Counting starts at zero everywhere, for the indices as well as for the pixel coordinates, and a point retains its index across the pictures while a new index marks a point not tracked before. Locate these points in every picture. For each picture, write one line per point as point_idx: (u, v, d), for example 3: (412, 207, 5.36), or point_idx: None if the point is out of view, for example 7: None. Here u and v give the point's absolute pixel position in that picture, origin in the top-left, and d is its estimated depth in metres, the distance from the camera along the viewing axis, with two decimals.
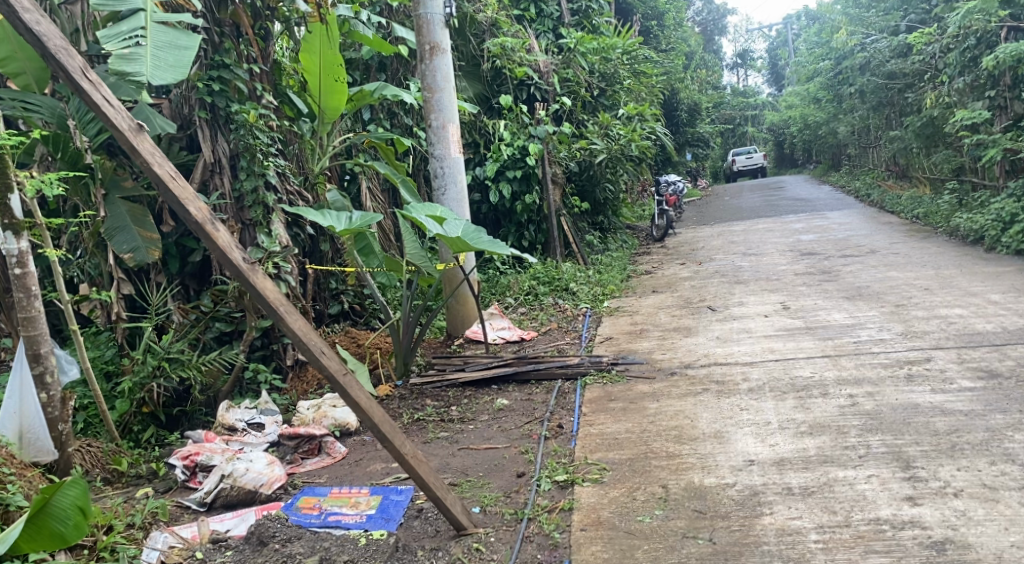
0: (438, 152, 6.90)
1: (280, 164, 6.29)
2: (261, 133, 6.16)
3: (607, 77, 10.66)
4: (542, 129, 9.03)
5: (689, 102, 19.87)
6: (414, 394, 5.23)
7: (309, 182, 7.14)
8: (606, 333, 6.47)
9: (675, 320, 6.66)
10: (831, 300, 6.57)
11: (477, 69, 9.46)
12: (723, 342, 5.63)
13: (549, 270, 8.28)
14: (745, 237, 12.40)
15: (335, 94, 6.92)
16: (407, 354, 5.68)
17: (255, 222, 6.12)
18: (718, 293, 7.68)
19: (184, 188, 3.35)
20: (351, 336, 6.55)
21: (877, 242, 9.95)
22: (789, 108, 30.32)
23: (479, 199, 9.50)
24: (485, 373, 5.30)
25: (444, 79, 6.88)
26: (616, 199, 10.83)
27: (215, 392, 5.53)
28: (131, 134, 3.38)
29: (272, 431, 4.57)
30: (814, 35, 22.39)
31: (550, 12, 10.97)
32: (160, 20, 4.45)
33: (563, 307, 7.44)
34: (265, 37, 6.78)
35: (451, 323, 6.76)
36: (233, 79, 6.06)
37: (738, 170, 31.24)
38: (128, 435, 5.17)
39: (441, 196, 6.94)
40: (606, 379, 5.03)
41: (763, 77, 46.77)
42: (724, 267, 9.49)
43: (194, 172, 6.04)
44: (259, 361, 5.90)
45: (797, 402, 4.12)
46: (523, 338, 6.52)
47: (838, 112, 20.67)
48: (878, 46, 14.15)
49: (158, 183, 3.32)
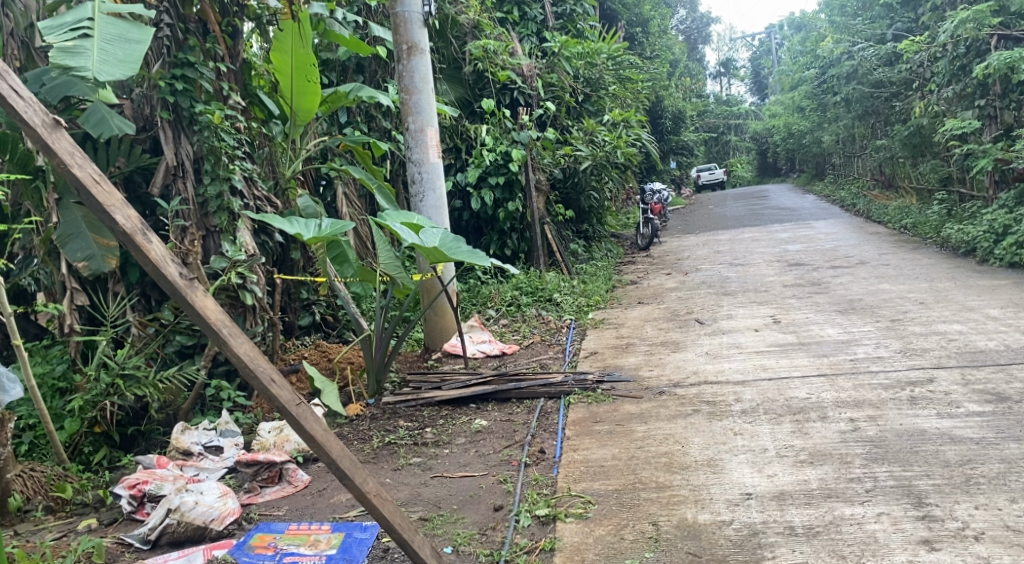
0: (416, 157, 6.60)
1: (247, 168, 5.99)
2: (227, 135, 5.86)
3: (591, 82, 10.41)
4: (525, 135, 8.77)
5: (673, 110, 19.68)
6: (386, 414, 4.92)
7: (280, 187, 6.83)
8: (591, 347, 6.19)
9: (663, 333, 6.39)
10: (824, 314, 6.33)
11: (458, 72, 9.18)
12: (713, 358, 5.37)
13: (533, 280, 7.98)
14: (731, 247, 12.18)
15: (308, 95, 6.71)
16: (380, 371, 5.36)
17: (220, 229, 5.81)
18: (706, 305, 7.43)
19: (109, 193, 3.02)
20: (322, 350, 6.25)
21: (866, 253, 9.74)
22: (771, 118, 30.32)
23: (460, 206, 9.20)
24: (462, 391, 4.99)
25: (422, 81, 6.58)
26: (601, 206, 10.58)
27: (175, 410, 5.21)
28: (44, 130, 3.04)
29: (230, 454, 4.26)
30: (798, 44, 22.34)
31: (534, 15, 10.73)
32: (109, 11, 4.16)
33: (546, 318, 7.15)
34: (234, 35, 6.48)
35: (429, 336, 6.45)
36: (197, 78, 5.74)
37: (704, 186, 31.26)
38: (78, 457, 4.86)
39: (419, 202, 6.64)
40: (591, 399, 4.73)
41: (746, 86, 46.82)
42: (711, 277, 9.26)
43: (156, 175, 5.73)
44: (223, 377, 5.58)
45: (795, 426, 3.85)
46: (504, 352, 6.23)
47: (823, 121, 20.60)
48: (864, 54, 14.00)
49: (79, 189, 2.99)
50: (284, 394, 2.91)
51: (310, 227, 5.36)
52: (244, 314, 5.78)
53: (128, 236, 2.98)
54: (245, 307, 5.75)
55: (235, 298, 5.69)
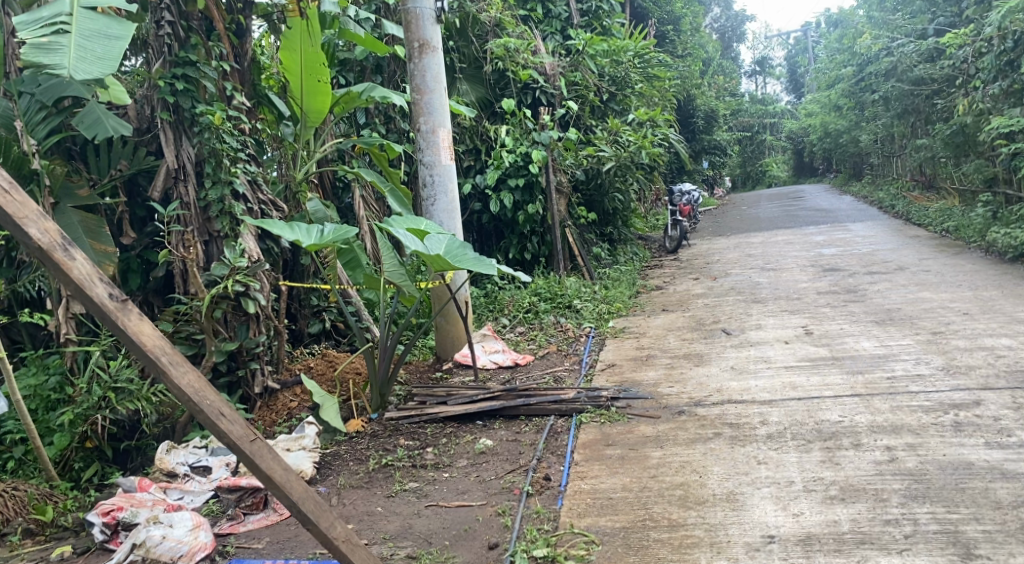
0: (427, 158, 6.33)
1: (251, 170, 5.75)
2: (229, 136, 5.62)
3: (617, 81, 10.05)
4: (546, 135, 8.42)
5: (706, 109, 19.23)
6: (388, 430, 4.64)
7: (290, 191, 6.60)
8: (609, 359, 5.86)
9: (685, 345, 6.04)
10: (859, 325, 5.93)
11: (479, 72, 8.90)
12: (739, 374, 5.01)
13: (552, 286, 7.65)
14: (763, 250, 11.75)
15: (318, 95, 6.47)
16: (383, 385, 5.08)
17: (223, 234, 5.53)
18: (734, 314, 7.05)
19: (20, 203, 2.88)
20: (329, 359, 5.98)
21: (905, 258, 9.27)
22: (808, 117, 29.62)
23: (480, 209, 8.92)
24: (468, 407, 4.70)
25: (435, 80, 6.31)
26: (626, 209, 10.23)
27: (172, 424, 5.00)
28: None
29: (219, 474, 4.03)
30: (836, 41, 21.74)
31: (558, 12, 10.39)
32: (91, 6, 3.94)
33: (564, 326, 6.84)
34: (241, 32, 6.21)
35: (441, 345, 6.19)
36: (199, 78, 5.51)
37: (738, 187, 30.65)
38: (68, 473, 4.68)
39: (430, 206, 6.36)
40: (604, 418, 4.42)
41: (782, 84, 45.96)
42: (740, 283, 8.87)
43: (156, 179, 5.54)
44: (225, 389, 5.44)
45: (826, 455, 3.50)
46: (517, 364, 5.92)
47: (862, 120, 20.01)
48: (904, 50, 13.45)
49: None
50: (235, 431, 2.94)
51: (312, 235, 5.05)
52: (248, 323, 5.46)
53: (45, 254, 2.88)
54: (248, 316, 5.43)
55: (237, 305, 5.39)
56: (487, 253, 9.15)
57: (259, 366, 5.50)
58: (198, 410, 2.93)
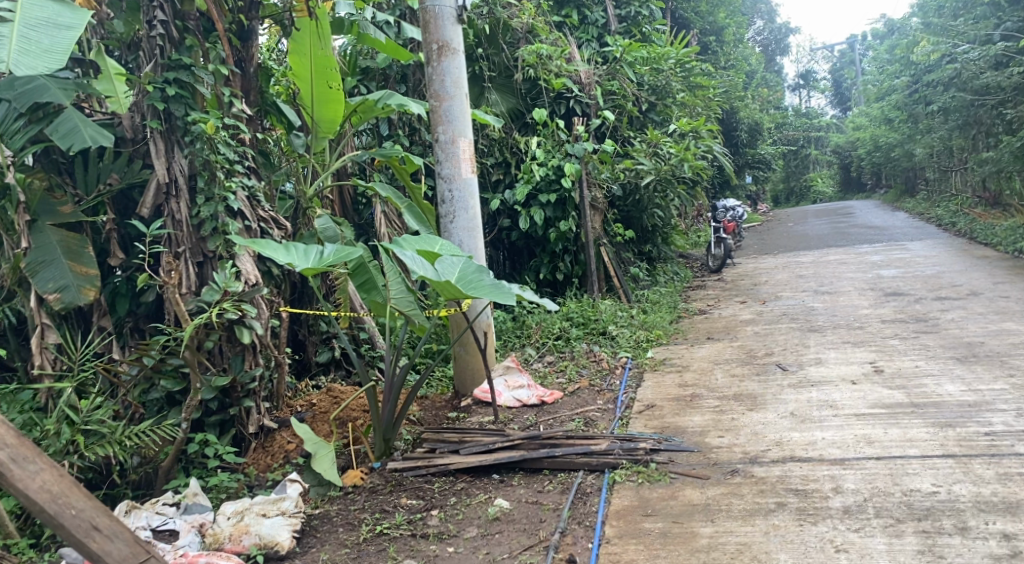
0: (446, 172, 5.74)
1: (249, 184, 5.13)
2: (225, 147, 5.01)
3: (657, 89, 9.37)
4: (580, 146, 7.76)
5: (749, 121, 18.40)
6: (389, 485, 4.03)
7: (300, 208, 6.01)
8: (648, 398, 5.17)
9: (735, 382, 5.32)
10: (938, 363, 5.19)
11: (510, 81, 8.29)
12: (801, 422, 4.30)
13: (585, 310, 6.98)
14: (815, 271, 10.92)
15: (330, 103, 5.94)
16: (389, 430, 4.42)
17: (217, 256, 4.92)
18: (789, 345, 6.32)
19: None
20: (334, 395, 5.39)
21: (977, 283, 8.46)
22: (857, 131, 28.54)
23: (509, 225, 8.31)
24: (484, 458, 4.07)
25: (455, 85, 5.72)
26: (666, 225, 9.52)
27: (154, 468, 4.50)
28: None
29: (186, 542, 3.46)
30: (888, 51, 20.82)
31: (594, 19, 9.70)
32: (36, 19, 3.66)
33: (598, 355, 6.18)
34: (245, 34, 5.59)
35: (458, 379, 5.57)
36: (193, 83, 4.92)
37: None
38: (30, 528, 4.09)
39: (449, 224, 5.76)
40: (642, 477, 3.75)
41: (826, 98, 44.72)
42: (792, 307, 8.14)
43: (146, 195, 4.97)
44: (216, 428, 4.83)
45: (923, 542, 2.93)
46: (542, 401, 5.26)
47: (916, 133, 19.05)
48: (969, 57, 12.57)
49: None
50: (109, 551, 3.10)
51: (310, 256, 4.43)
52: (243, 354, 4.87)
53: None
54: (243, 346, 4.85)
55: (231, 334, 4.82)
56: (517, 273, 8.52)
57: (253, 402, 4.88)
58: (62, 525, 3.07)
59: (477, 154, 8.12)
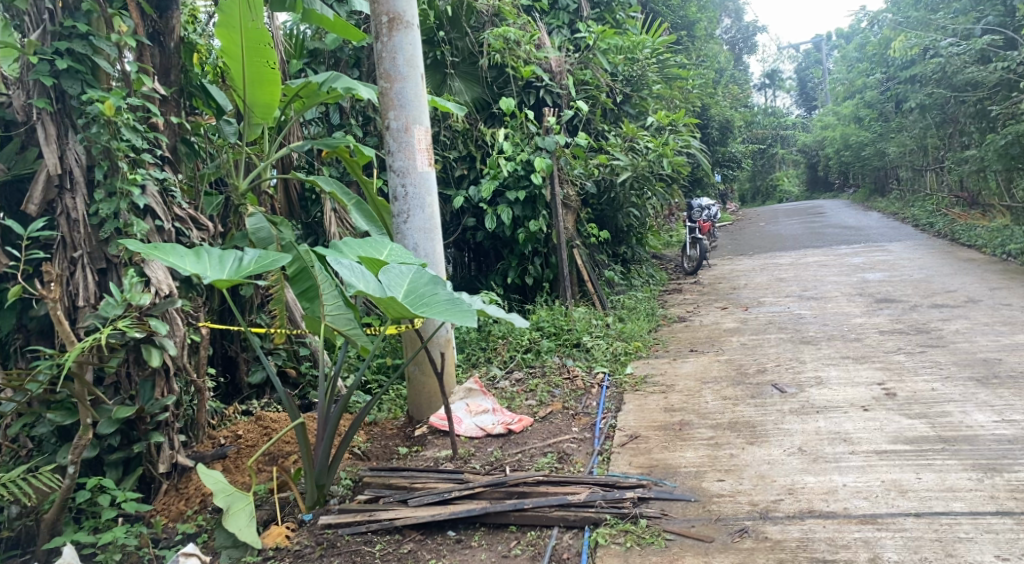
0: (398, 164, 4.99)
1: (161, 176, 4.33)
2: (131, 132, 4.18)
3: (633, 80, 8.73)
4: (551, 139, 7.01)
5: (721, 119, 17.83)
6: (320, 547, 3.34)
7: (232, 206, 5.27)
8: (630, 426, 4.49)
9: (728, 407, 4.65)
10: (957, 385, 4.59)
11: (474, 68, 7.55)
12: (814, 462, 3.65)
13: (557, 318, 6.28)
14: (796, 273, 10.35)
15: (265, 84, 5.17)
16: (322, 474, 3.67)
17: (121, 262, 4.12)
18: (782, 359, 5.70)
19: None
20: (264, 424, 4.65)
21: (971, 288, 7.97)
22: (825, 129, 28.23)
23: (474, 225, 7.59)
24: (438, 510, 3.39)
25: (409, 64, 4.97)
26: (642, 224, 8.87)
27: (37, 519, 3.74)
28: None
29: None
30: (859, 48, 20.46)
31: (565, 3, 8.87)
32: None
33: (572, 371, 5.49)
34: (163, 2, 4.77)
35: (413, 403, 4.84)
36: (90, 56, 4.10)
37: None
38: None
39: (402, 223, 5.02)
40: (630, 541, 3.17)
41: (791, 98, 44.56)
42: (779, 314, 7.54)
43: (34, 189, 4.08)
44: (118, 467, 4.02)
45: None
46: (510, 430, 4.52)
47: (889, 131, 18.69)
48: (953, 51, 12.09)
49: None
50: None
51: (225, 264, 3.65)
52: (154, 379, 4.09)
53: None
54: (153, 369, 4.06)
55: (138, 356, 4.04)
56: (482, 276, 7.79)
57: (164, 436, 4.09)
58: None
59: (439, 146, 7.38)
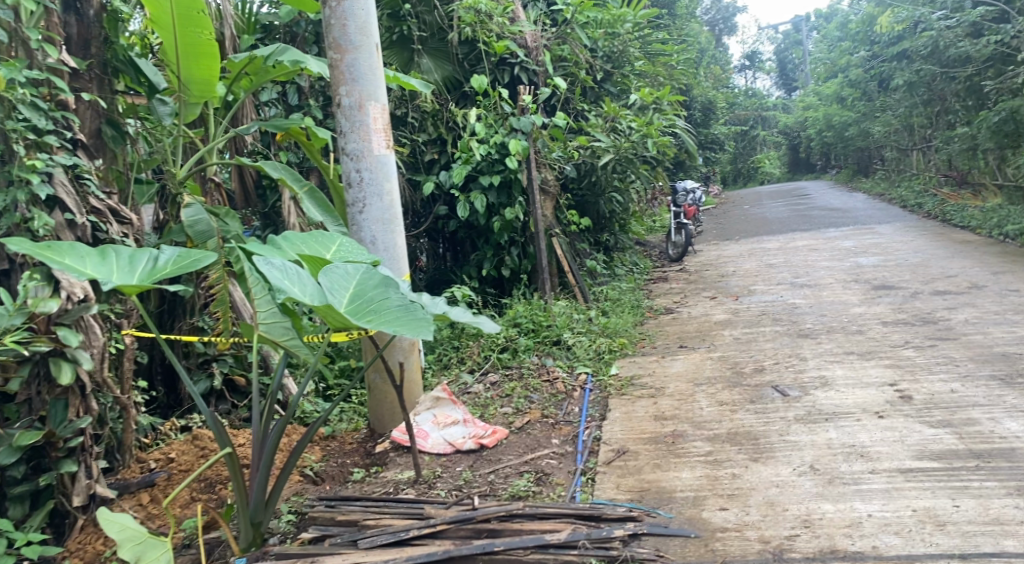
0: (351, 147, 4.43)
1: (72, 160, 3.74)
2: (31, 110, 3.59)
3: (613, 57, 8.18)
4: (527, 119, 6.46)
5: (703, 99, 17.36)
6: None
7: (167, 195, 4.68)
8: (617, 439, 3.97)
9: (726, 414, 4.15)
10: (979, 386, 4.13)
11: (444, 44, 6.96)
12: (830, 485, 3.17)
13: (536, 313, 5.73)
14: (785, 258, 9.88)
15: (200, 58, 4.58)
16: (257, 511, 3.14)
17: (23, 261, 3.55)
18: (781, 355, 5.21)
19: None
20: (202, 444, 4.13)
21: (973, 273, 7.53)
22: (807, 110, 27.84)
23: (446, 214, 7.04)
24: (393, 553, 2.88)
25: (361, 32, 4.38)
26: (625, 210, 8.33)
27: None
28: None
29: None
30: (841, 26, 20.05)
31: None
32: None
33: (552, 374, 4.95)
34: None
35: (374, 414, 4.31)
36: None
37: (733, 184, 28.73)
38: None
39: (357, 214, 4.47)
40: None
41: (771, 79, 44.21)
42: (771, 303, 7.06)
43: None
44: (25, 502, 3.43)
45: None
46: (481, 445, 3.98)
47: (874, 110, 18.27)
48: (945, 24, 11.62)
49: None
50: None
51: (137, 266, 3.09)
52: (67, 398, 3.49)
53: None
54: (65, 388, 3.46)
55: (47, 374, 3.45)
56: (457, 267, 7.23)
57: (80, 464, 3.50)
58: None
59: (407, 129, 6.81)
